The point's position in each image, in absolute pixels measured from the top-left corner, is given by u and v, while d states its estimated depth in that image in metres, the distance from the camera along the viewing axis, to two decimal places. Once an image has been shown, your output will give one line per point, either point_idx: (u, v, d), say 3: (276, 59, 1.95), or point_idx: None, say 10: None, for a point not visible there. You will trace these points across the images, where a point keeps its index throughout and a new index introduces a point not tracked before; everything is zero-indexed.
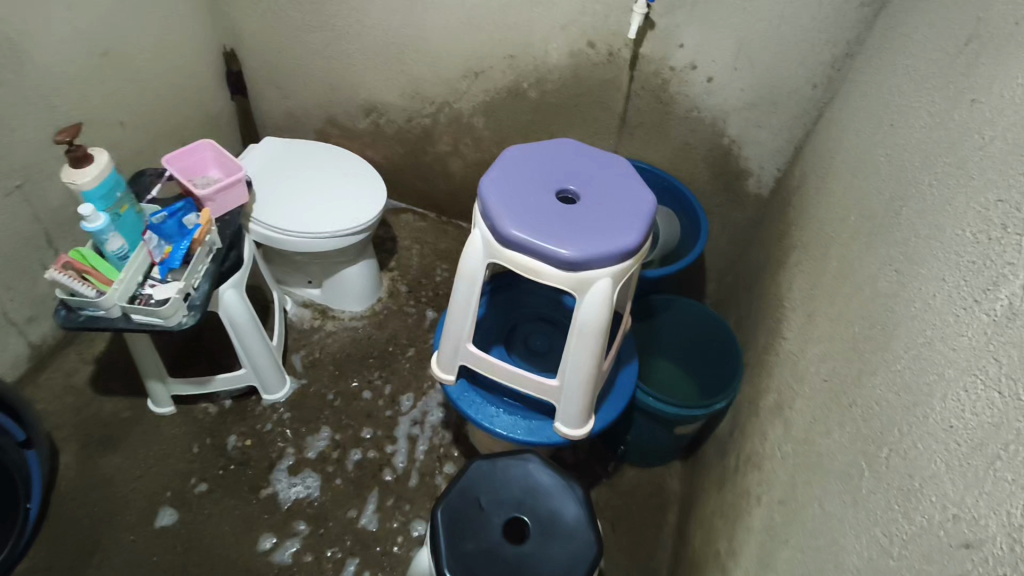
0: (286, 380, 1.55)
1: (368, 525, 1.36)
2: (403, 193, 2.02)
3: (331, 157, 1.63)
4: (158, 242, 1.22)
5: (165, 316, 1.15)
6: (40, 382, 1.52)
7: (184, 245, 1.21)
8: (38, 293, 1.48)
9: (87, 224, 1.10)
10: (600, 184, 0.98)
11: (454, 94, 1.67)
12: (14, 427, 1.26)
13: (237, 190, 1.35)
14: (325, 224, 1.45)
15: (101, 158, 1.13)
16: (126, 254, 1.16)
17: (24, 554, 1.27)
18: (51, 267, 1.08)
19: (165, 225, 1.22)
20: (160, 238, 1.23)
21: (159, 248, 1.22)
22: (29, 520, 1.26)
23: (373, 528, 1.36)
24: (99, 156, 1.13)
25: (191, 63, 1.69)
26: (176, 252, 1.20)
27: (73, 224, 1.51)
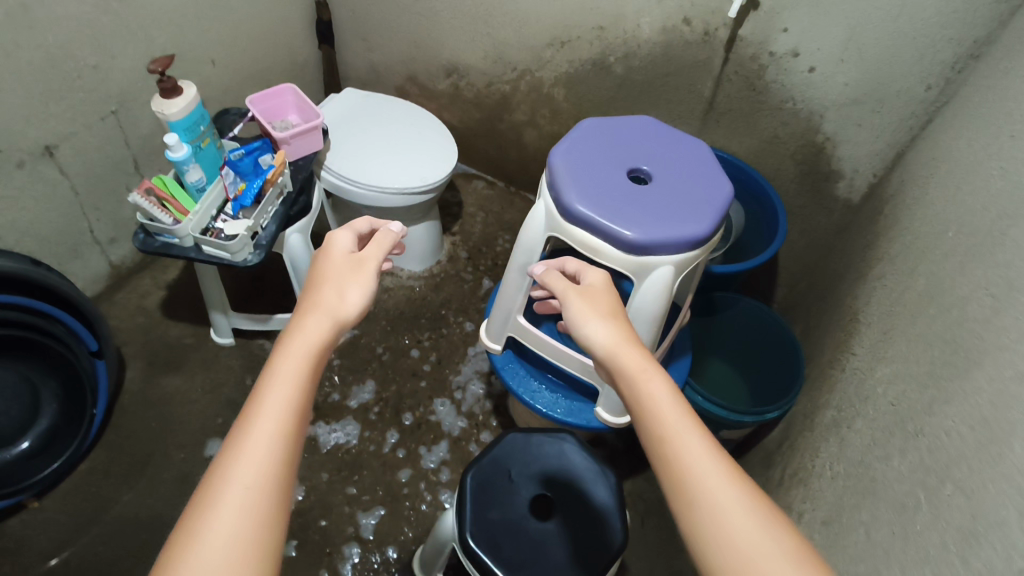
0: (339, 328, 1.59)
1: (366, 530, 1.31)
2: (475, 158, 2.01)
3: (409, 116, 1.63)
4: (234, 179, 1.26)
5: (232, 251, 1.19)
6: (116, 300, 1.62)
7: (258, 184, 1.23)
8: (123, 216, 1.56)
9: (171, 153, 1.13)
10: (677, 168, 0.93)
11: (537, 62, 1.63)
12: (89, 336, 1.34)
13: (313, 134, 1.36)
14: (394, 179, 1.46)
15: (187, 88, 1.15)
16: (203, 186, 1.20)
17: (86, 455, 1.36)
18: (134, 192, 1.13)
19: (242, 162, 1.25)
20: (236, 174, 1.26)
21: (233, 185, 1.25)
22: (94, 424, 1.35)
23: (369, 535, 1.31)
24: (183, 86, 1.15)
25: (284, 9, 1.72)
26: (249, 190, 1.23)
27: (160, 154, 1.58)
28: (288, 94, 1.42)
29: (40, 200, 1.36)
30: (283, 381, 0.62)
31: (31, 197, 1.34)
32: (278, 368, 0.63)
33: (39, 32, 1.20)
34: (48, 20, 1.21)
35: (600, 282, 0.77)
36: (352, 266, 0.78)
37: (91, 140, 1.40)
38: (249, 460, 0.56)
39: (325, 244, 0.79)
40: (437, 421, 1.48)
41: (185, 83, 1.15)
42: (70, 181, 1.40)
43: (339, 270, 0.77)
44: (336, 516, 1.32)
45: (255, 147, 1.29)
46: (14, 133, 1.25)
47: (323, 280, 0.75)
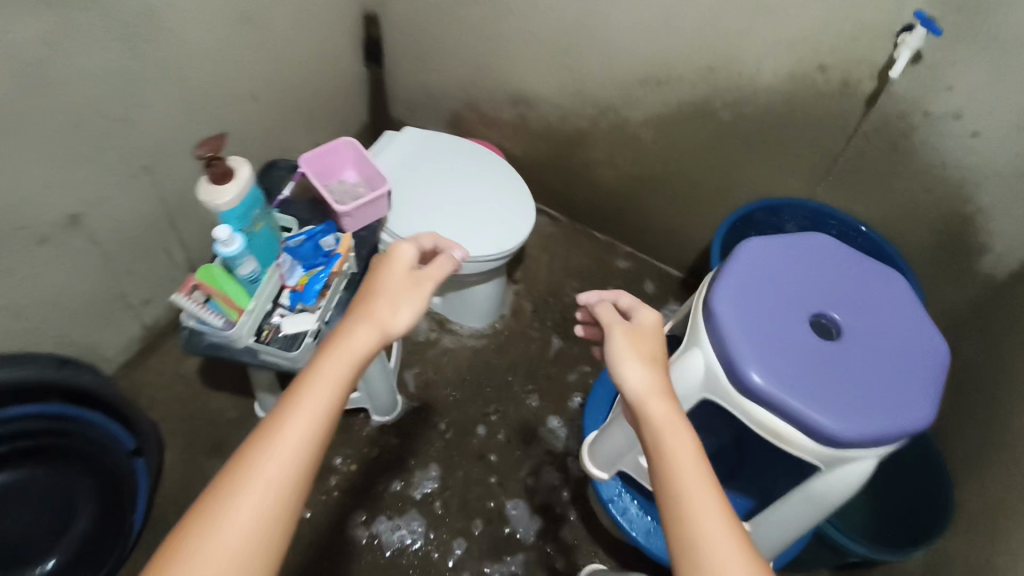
0: (398, 401, 1.42)
1: None
2: (537, 191, 1.80)
3: (479, 163, 1.42)
4: (293, 265, 1.08)
5: (293, 358, 1.03)
6: (150, 366, 1.45)
7: (320, 279, 1.06)
8: (156, 276, 1.38)
9: (222, 249, 0.95)
10: (868, 315, 0.75)
11: (626, 100, 1.40)
12: (124, 435, 1.19)
13: (378, 202, 1.17)
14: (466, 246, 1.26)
15: (240, 169, 0.96)
16: (258, 277, 1.03)
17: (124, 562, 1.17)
18: (178, 290, 0.96)
19: (302, 247, 1.08)
20: (295, 260, 1.08)
21: (292, 273, 1.08)
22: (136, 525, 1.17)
23: None
24: (236, 166, 0.96)
25: (331, 30, 1.49)
26: (309, 284, 1.06)
27: (196, 205, 1.39)
28: (345, 149, 1.22)
29: (67, 274, 1.18)
30: (323, 394, 0.62)
31: (56, 272, 1.15)
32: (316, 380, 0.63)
33: (59, 89, 1.00)
34: (69, 74, 1.00)
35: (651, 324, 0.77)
36: (407, 284, 0.75)
37: (120, 202, 1.21)
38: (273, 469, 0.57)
39: (390, 257, 0.76)
40: (510, 529, 1.31)
41: (237, 161, 0.96)
42: (99, 248, 1.21)
43: (395, 283, 0.74)
44: None
45: (316, 228, 1.10)
46: (35, 206, 1.06)
47: (375, 295, 0.72)
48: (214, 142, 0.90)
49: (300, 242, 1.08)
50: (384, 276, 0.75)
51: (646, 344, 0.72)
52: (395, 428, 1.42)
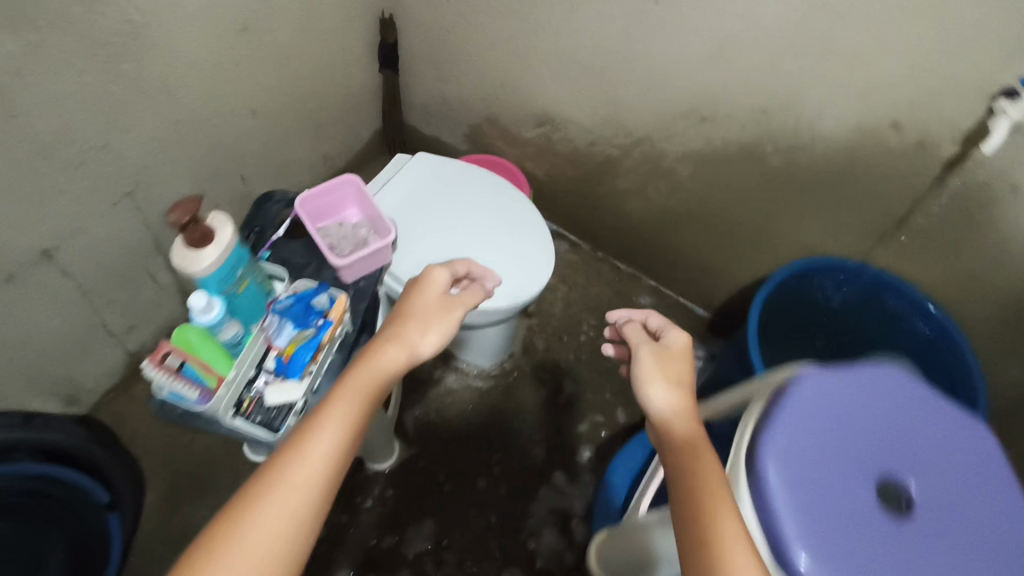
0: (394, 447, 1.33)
1: None
2: (558, 214, 1.66)
3: (495, 197, 1.29)
4: (280, 325, 0.96)
5: (273, 432, 0.92)
6: (136, 393, 1.37)
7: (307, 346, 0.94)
8: (143, 301, 1.29)
9: (200, 317, 0.85)
10: (954, 489, 0.61)
11: (662, 133, 1.25)
12: (98, 487, 1.13)
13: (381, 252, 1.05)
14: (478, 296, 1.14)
15: (218, 226, 0.84)
16: (239, 340, 0.93)
17: None
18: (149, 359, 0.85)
19: (290, 308, 0.97)
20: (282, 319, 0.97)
21: (279, 333, 0.96)
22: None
23: None
24: (213, 222, 0.84)
25: (340, 35, 1.35)
26: (295, 351, 0.94)
27: None
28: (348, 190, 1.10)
29: (37, 310, 1.08)
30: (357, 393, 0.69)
31: (25, 310, 1.06)
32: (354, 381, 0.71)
33: (22, 121, 0.88)
34: (35, 104, 0.89)
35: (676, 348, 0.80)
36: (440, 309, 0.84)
37: (99, 232, 1.10)
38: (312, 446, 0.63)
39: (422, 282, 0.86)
40: None
41: (214, 216, 0.85)
42: (74, 281, 1.12)
43: (426, 309, 0.83)
44: None
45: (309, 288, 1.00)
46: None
47: (415, 316, 0.82)
48: (186, 204, 0.78)
49: (290, 304, 0.97)
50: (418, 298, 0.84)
51: (671, 366, 0.77)
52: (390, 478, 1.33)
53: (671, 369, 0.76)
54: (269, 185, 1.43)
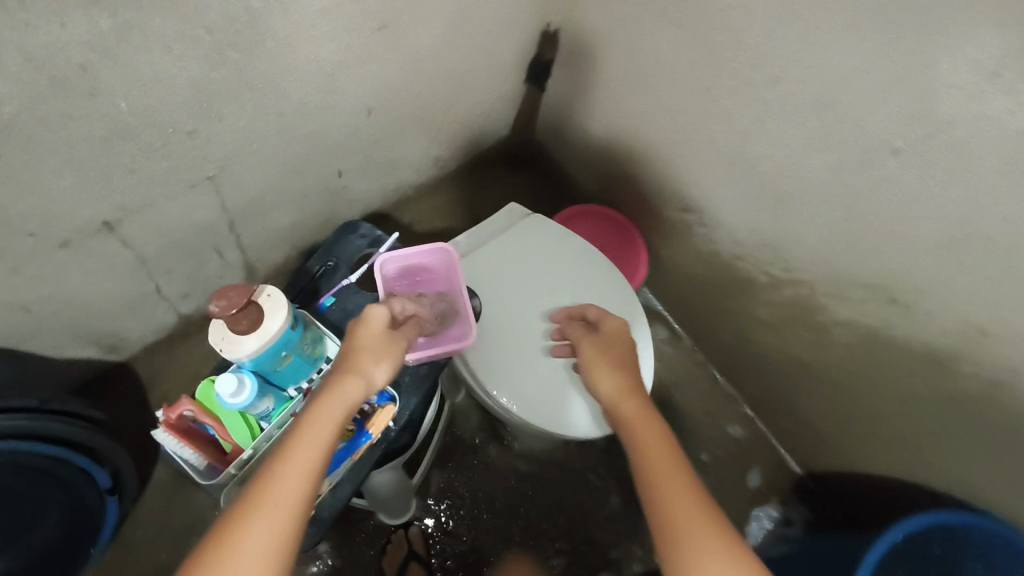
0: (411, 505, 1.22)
1: None
2: (668, 297, 1.43)
3: (605, 291, 1.06)
4: None
5: None
6: (177, 355, 1.30)
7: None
8: (204, 275, 1.19)
9: (224, 402, 0.73)
10: None
11: (832, 289, 0.99)
12: (102, 475, 1.05)
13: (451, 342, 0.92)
14: (538, 413, 0.97)
15: (269, 310, 0.70)
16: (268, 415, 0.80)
17: None
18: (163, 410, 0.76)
19: None
20: None
21: None
22: None
23: None
24: (265, 302, 0.70)
25: (491, 40, 1.14)
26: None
27: (267, 213, 1.15)
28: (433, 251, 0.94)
29: (88, 275, 0.99)
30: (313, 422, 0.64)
31: (75, 275, 0.97)
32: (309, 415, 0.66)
33: (105, 100, 0.75)
34: (123, 84, 0.75)
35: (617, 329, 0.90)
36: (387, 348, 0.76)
37: (169, 212, 0.99)
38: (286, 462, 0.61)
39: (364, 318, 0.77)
40: None
41: (269, 293, 0.70)
42: (134, 252, 1.02)
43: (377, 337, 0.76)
44: None
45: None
46: (52, 217, 0.85)
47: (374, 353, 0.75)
48: (231, 299, 0.65)
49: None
50: (366, 333, 0.75)
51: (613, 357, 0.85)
52: (400, 546, 1.21)
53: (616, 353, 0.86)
54: (366, 180, 1.27)
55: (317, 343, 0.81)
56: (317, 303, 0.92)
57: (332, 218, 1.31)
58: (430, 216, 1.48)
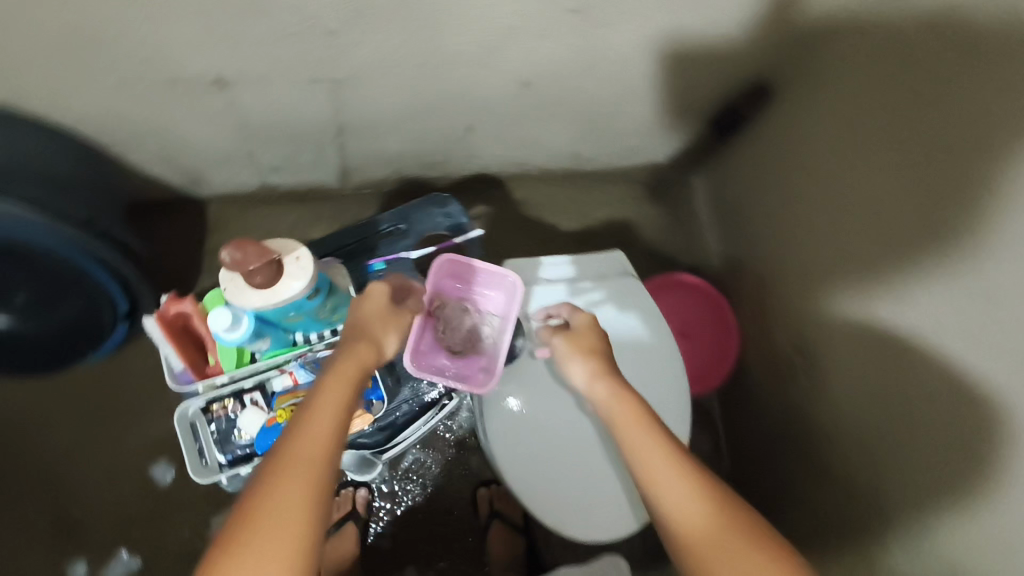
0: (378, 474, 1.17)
1: None
2: (730, 412, 1.26)
3: (660, 400, 0.93)
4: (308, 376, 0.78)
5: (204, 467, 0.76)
6: (247, 215, 1.29)
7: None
8: (299, 158, 1.15)
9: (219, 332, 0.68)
10: None
11: (904, 539, 0.81)
12: (119, 296, 1.06)
13: (471, 381, 0.86)
14: (517, 475, 0.92)
15: (286, 274, 0.63)
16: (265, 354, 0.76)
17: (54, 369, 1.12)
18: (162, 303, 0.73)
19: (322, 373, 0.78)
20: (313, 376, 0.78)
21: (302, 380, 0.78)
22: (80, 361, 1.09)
23: None
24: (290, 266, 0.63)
25: (690, 68, 0.97)
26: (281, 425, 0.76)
27: (379, 132, 1.08)
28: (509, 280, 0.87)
29: (186, 116, 0.97)
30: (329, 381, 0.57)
31: (175, 111, 0.94)
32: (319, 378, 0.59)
33: None
34: None
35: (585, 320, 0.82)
36: (393, 317, 0.70)
37: (282, 93, 0.93)
38: (304, 428, 0.53)
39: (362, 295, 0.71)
40: None
41: (297, 257, 0.63)
42: (236, 114, 0.97)
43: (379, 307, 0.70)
44: None
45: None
46: (165, 53, 0.81)
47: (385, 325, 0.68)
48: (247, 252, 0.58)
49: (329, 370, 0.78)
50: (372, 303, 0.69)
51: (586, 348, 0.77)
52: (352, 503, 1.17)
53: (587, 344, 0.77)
54: (495, 142, 1.16)
55: (340, 308, 0.76)
56: (368, 262, 0.92)
57: (444, 160, 1.22)
58: (543, 202, 1.36)
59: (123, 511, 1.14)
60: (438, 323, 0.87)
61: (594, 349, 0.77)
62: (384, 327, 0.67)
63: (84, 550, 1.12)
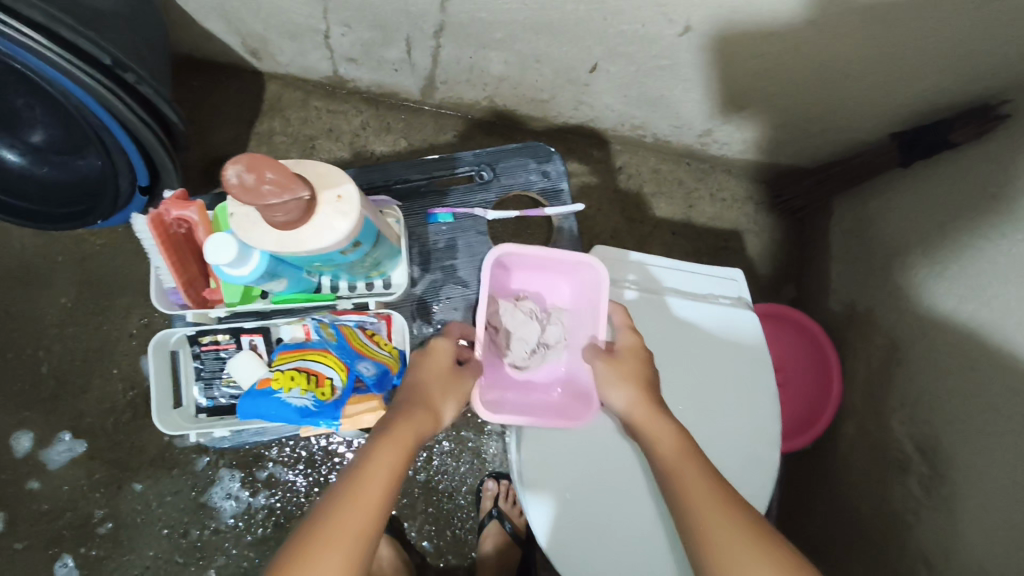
0: None
1: None
2: (795, 479, 1.06)
3: (735, 469, 0.74)
4: (324, 335, 0.64)
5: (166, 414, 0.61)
6: (309, 104, 1.11)
7: (291, 407, 0.60)
8: (382, 53, 0.95)
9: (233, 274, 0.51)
10: None
11: None
12: (141, 167, 0.87)
13: (562, 407, 0.77)
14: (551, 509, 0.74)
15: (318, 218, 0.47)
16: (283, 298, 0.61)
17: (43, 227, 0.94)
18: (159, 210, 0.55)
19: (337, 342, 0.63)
20: (330, 340, 0.64)
21: (319, 337, 0.64)
22: (83, 224, 0.92)
23: None
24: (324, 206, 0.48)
25: (908, 58, 0.73)
26: (276, 393, 0.60)
27: (485, 48, 0.88)
28: (580, 276, 0.77)
29: None
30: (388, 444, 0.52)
31: None
32: (375, 443, 0.52)
33: None
34: None
35: (627, 344, 0.67)
36: (456, 380, 0.64)
37: None
38: (356, 493, 0.48)
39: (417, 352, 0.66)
40: None
41: (338, 197, 0.48)
42: None
43: (439, 361, 0.64)
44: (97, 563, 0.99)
45: (380, 358, 0.65)
46: None
47: (446, 386, 0.62)
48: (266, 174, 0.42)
49: (350, 339, 0.63)
50: (435, 360, 0.64)
51: (627, 377, 0.64)
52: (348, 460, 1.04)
53: (635, 376, 0.64)
54: (618, 94, 0.94)
55: (377, 263, 0.59)
56: (432, 211, 0.74)
57: (548, 100, 1.01)
58: (645, 176, 1.14)
59: (96, 394, 1.03)
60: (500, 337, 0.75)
61: (644, 379, 0.64)
62: (445, 392, 0.62)
63: (47, 423, 1.02)
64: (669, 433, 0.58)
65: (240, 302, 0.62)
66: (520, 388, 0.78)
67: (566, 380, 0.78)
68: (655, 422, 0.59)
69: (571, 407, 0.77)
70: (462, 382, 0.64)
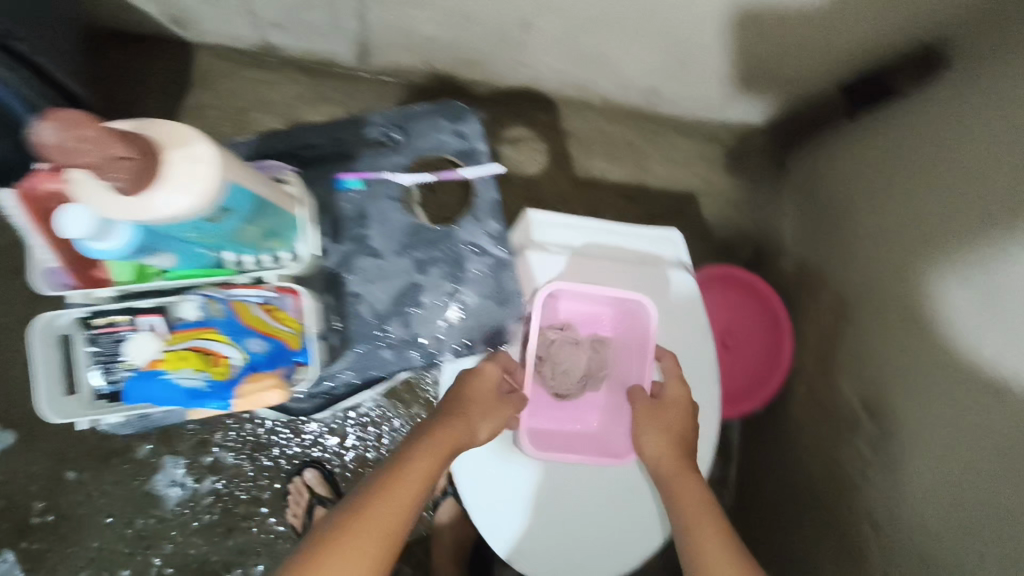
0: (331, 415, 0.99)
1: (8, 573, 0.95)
2: (752, 443, 1.05)
3: None
4: (212, 311, 0.58)
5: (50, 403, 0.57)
6: (240, 75, 1.06)
7: (179, 389, 0.55)
8: (306, 16, 0.90)
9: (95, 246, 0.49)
10: None
11: None
12: None
13: (605, 442, 0.76)
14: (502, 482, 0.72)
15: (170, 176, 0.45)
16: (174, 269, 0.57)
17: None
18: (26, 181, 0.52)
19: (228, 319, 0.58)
20: (219, 316, 0.58)
21: (204, 312, 0.58)
22: None
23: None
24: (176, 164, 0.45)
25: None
26: (164, 373, 0.55)
27: (410, 7, 0.83)
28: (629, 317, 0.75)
29: None
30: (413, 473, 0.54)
31: None
32: (405, 466, 0.55)
33: None
34: None
35: (673, 394, 0.69)
36: (496, 405, 0.65)
37: None
38: (374, 512, 0.50)
39: (467, 382, 0.65)
40: None
41: (186, 154, 0.46)
42: None
43: (486, 393, 0.65)
44: (37, 555, 0.96)
45: (278, 335, 0.60)
46: None
47: (484, 410, 0.64)
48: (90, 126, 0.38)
49: (239, 314, 0.58)
50: (481, 386, 0.65)
51: (668, 432, 0.66)
52: (297, 442, 1.03)
53: (674, 430, 0.66)
54: (556, 53, 0.90)
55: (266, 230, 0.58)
56: (338, 176, 0.72)
57: (486, 62, 0.96)
58: (595, 139, 1.10)
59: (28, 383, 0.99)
60: (545, 370, 0.75)
61: (683, 437, 0.67)
62: (483, 417, 0.63)
63: None
64: (694, 491, 0.61)
65: (136, 281, 0.57)
66: (567, 417, 0.78)
67: (613, 416, 0.77)
68: (685, 477, 0.63)
69: (615, 444, 0.75)
70: (499, 411, 0.65)
